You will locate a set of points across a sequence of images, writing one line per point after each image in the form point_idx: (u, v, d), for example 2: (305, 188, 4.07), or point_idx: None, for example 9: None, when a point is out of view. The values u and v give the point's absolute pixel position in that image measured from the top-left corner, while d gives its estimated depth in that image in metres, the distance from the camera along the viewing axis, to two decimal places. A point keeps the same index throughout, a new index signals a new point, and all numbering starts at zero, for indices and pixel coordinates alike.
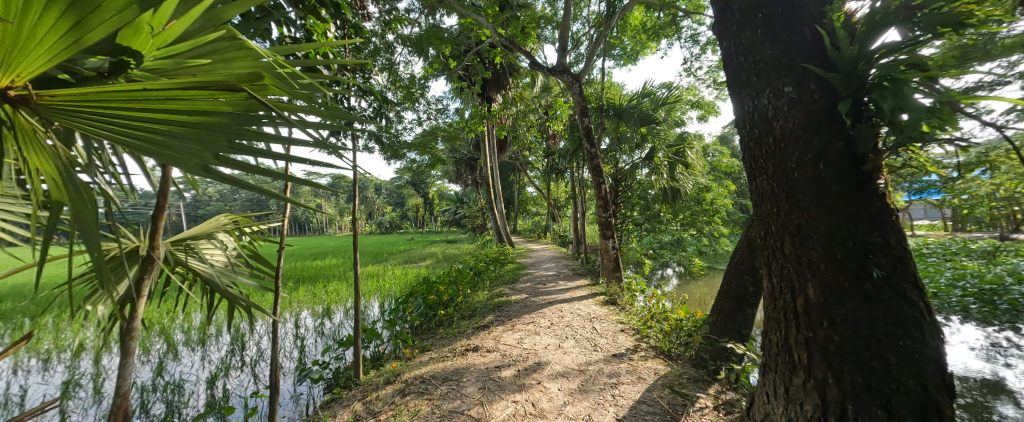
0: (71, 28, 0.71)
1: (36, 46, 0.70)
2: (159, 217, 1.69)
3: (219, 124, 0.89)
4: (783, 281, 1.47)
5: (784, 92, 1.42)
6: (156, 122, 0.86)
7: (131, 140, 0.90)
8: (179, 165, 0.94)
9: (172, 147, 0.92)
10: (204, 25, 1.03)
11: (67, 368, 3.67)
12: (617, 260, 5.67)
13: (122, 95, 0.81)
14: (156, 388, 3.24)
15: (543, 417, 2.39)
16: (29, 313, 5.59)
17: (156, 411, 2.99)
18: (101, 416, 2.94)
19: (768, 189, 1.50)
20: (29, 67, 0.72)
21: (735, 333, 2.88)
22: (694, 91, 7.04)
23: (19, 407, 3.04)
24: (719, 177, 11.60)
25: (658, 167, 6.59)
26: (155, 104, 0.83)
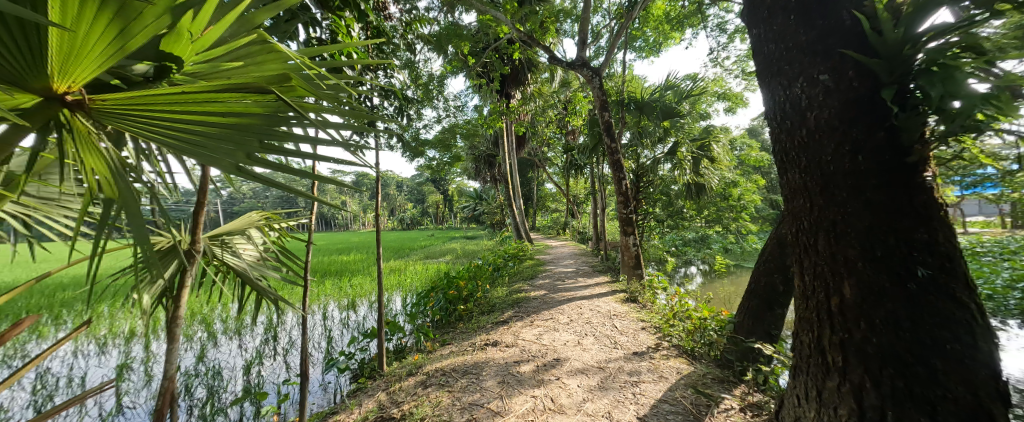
0: (119, 33, 0.77)
1: (88, 50, 0.76)
2: (198, 213, 1.78)
3: (252, 126, 0.94)
4: (817, 280, 1.40)
5: (819, 80, 1.35)
6: (193, 123, 0.90)
7: (172, 140, 0.94)
8: (215, 164, 0.99)
9: (207, 147, 0.96)
10: (237, 30, 1.06)
11: (120, 352, 3.92)
12: (638, 257, 5.57)
13: (160, 98, 0.85)
14: (198, 373, 3.41)
15: (562, 412, 2.38)
16: (86, 301, 6.00)
17: (198, 394, 3.16)
18: (151, 397, 3.13)
19: (801, 184, 1.43)
20: (82, 72, 0.79)
21: (764, 333, 2.76)
22: (720, 82, 6.81)
23: (81, 386, 3.29)
24: (747, 172, 11.18)
25: (681, 162, 6.42)
26: (193, 107, 0.87)
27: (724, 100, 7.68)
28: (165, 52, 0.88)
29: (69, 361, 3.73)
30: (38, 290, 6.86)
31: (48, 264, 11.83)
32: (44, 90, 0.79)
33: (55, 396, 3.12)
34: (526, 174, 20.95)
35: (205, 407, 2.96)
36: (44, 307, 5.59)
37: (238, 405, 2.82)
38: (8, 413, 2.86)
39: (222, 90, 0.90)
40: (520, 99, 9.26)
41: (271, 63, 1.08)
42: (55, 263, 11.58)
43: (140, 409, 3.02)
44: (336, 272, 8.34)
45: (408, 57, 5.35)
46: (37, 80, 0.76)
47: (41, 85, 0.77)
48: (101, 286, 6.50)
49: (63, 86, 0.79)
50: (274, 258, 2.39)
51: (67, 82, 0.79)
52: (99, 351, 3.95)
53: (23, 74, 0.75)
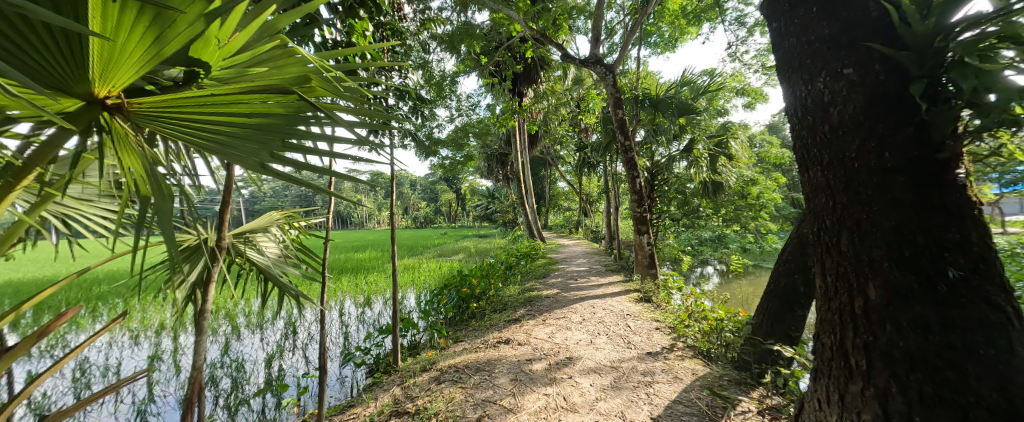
0: (153, 41, 0.83)
1: (125, 57, 0.82)
2: (224, 211, 1.83)
3: (275, 126, 1.00)
4: (840, 281, 1.36)
5: (843, 74, 1.30)
6: (221, 125, 0.97)
7: (204, 140, 1.02)
8: (242, 162, 1.07)
9: (235, 146, 1.03)
10: (262, 36, 1.08)
11: (151, 343, 4.09)
12: (653, 257, 5.50)
13: (188, 100, 0.91)
14: (223, 364, 3.53)
15: (575, 411, 2.37)
16: (119, 295, 6.26)
17: (223, 385, 3.26)
18: (180, 388, 3.25)
19: (823, 181, 1.39)
20: (120, 77, 0.85)
21: (784, 335, 2.66)
22: (739, 77, 6.64)
23: (116, 375, 3.44)
24: (766, 170, 10.90)
25: (698, 159, 6.30)
26: (221, 109, 0.94)
27: (742, 96, 7.49)
28: (194, 58, 0.92)
29: (106, 351, 3.92)
30: (76, 284, 7.22)
31: (85, 260, 12.46)
32: (86, 94, 0.85)
33: (93, 384, 3.27)
34: (538, 172, 20.90)
35: (230, 397, 3.06)
36: (81, 300, 5.88)
37: (259, 397, 2.90)
38: (50, 399, 3.02)
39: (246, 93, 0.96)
40: (532, 97, 9.24)
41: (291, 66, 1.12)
42: (92, 260, 12.18)
43: (170, 398, 3.14)
44: (352, 269, 8.49)
45: (422, 56, 5.39)
46: (80, 84, 0.83)
47: (83, 90, 0.85)
48: (133, 280, 6.79)
49: (103, 91, 0.86)
50: (295, 256, 2.44)
51: (107, 87, 0.85)
52: (132, 341, 4.13)
53: (68, 80, 0.82)
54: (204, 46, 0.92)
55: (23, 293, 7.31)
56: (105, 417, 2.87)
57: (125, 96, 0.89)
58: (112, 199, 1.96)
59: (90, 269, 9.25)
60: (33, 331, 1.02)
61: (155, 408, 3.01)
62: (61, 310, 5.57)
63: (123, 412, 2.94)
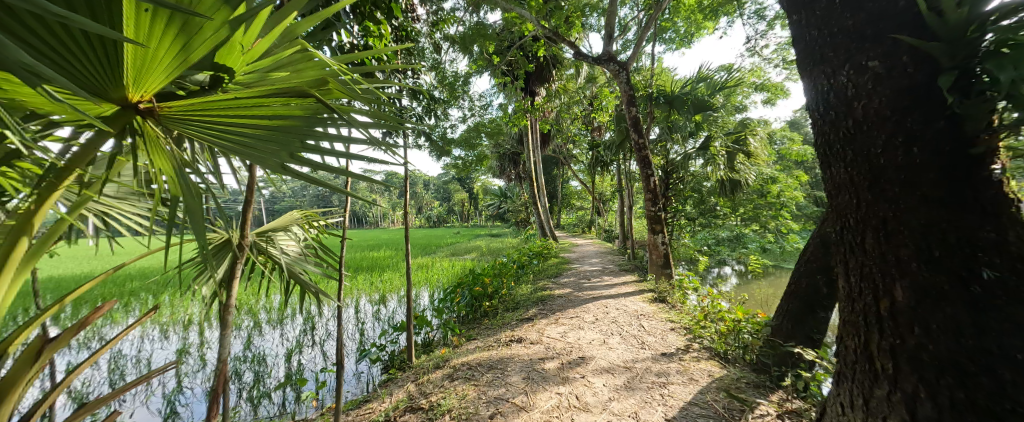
0: (181, 47, 0.88)
1: (157, 64, 0.88)
2: (247, 211, 1.89)
3: (294, 127, 1.07)
4: (864, 282, 1.31)
5: (868, 67, 1.25)
6: (244, 127, 1.05)
7: (226, 143, 1.09)
8: (264, 164, 1.12)
9: (256, 148, 1.10)
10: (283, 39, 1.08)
11: (179, 337, 4.24)
12: (667, 256, 5.42)
13: (214, 103, 0.99)
14: (246, 359, 3.64)
15: (588, 411, 2.35)
16: (149, 291, 6.52)
17: (247, 378, 3.37)
18: (206, 380, 3.37)
19: (847, 179, 1.34)
20: (151, 82, 0.92)
21: (805, 338, 2.54)
22: (757, 72, 6.48)
23: (147, 366, 3.59)
24: (787, 167, 10.60)
25: (714, 157, 6.18)
26: (244, 111, 1.02)
27: (761, 91, 7.30)
28: (219, 63, 0.97)
29: (138, 344, 4.09)
30: (111, 279, 7.57)
31: (120, 257, 13.06)
32: (122, 99, 0.93)
33: (127, 375, 3.42)
34: (550, 172, 20.85)
35: (252, 390, 3.16)
36: (115, 295, 6.16)
37: (281, 390, 2.99)
38: (89, 389, 3.17)
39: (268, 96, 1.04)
40: (545, 96, 9.22)
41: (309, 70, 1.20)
42: (128, 256, 12.84)
43: (197, 390, 3.25)
44: (368, 267, 8.62)
45: (435, 57, 5.45)
46: (116, 90, 0.90)
47: (119, 96, 0.92)
48: (164, 276, 7.08)
49: (137, 95, 0.93)
50: (314, 254, 2.49)
51: (140, 92, 0.93)
52: (161, 335, 4.29)
53: (107, 86, 0.89)
54: (230, 51, 0.98)
55: (63, 287, 7.70)
56: (138, 407, 2.99)
57: (156, 101, 0.97)
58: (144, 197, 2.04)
59: (123, 266, 9.67)
60: (74, 325, 1.16)
61: (184, 399, 3.12)
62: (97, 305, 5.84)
63: (154, 402, 3.07)
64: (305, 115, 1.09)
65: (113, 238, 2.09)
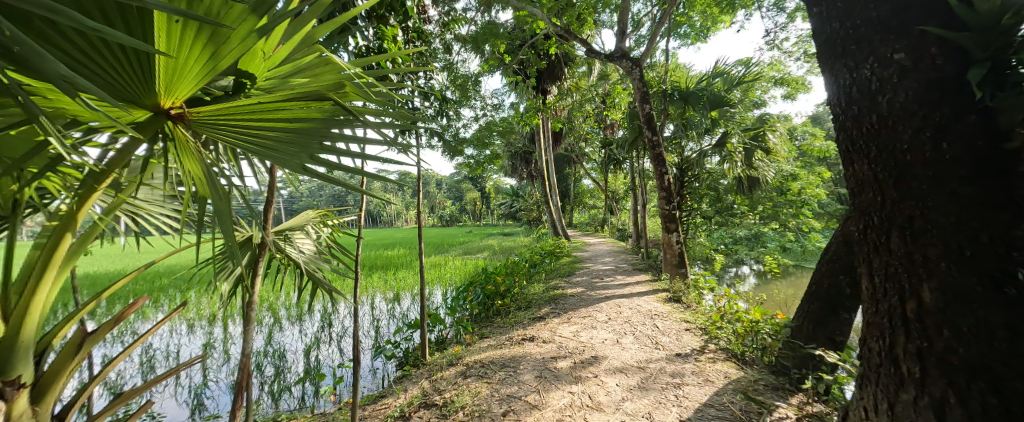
0: (209, 56, 0.99)
1: (186, 70, 0.98)
2: (267, 209, 1.94)
3: (313, 129, 1.15)
4: (889, 282, 1.25)
5: (893, 60, 1.17)
6: (267, 129, 1.13)
7: (251, 144, 1.18)
8: (284, 164, 1.19)
9: (278, 149, 1.18)
10: (302, 45, 1.21)
11: (204, 332, 4.38)
12: (682, 255, 5.33)
13: (238, 107, 1.07)
14: (267, 353, 3.74)
15: (600, 410, 2.34)
16: (177, 288, 6.75)
17: (268, 372, 3.46)
18: (232, 372, 3.48)
19: (868, 175, 1.28)
20: (180, 89, 1.02)
21: (827, 340, 2.44)
22: (777, 66, 6.32)
23: (175, 359, 3.73)
24: (808, 164, 10.29)
25: (732, 154, 6.06)
26: (266, 114, 1.11)
27: (781, 86, 7.12)
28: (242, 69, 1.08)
29: (166, 338, 4.25)
30: (142, 276, 7.88)
31: (150, 255, 13.60)
32: (154, 105, 1.02)
33: (157, 367, 3.55)
34: (563, 170, 20.75)
35: (274, 384, 3.25)
36: (145, 291, 6.40)
37: (300, 385, 3.06)
38: (122, 380, 3.31)
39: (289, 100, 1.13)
40: (556, 94, 9.19)
41: (326, 73, 1.27)
42: (157, 255, 13.48)
43: (222, 383, 3.35)
44: (382, 266, 8.72)
45: (448, 57, 5.49)
46: (150, 98, 1.00)
47: (151, 102, 1.01)
48: (190, 274, 7.35)
49: (168, 102, 1.04)
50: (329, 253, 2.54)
51: (171, 99, 1.03)
52: (188, 330, 4.44)
53: (139, 94, 0.98)
54: (252, 58, 1.08)
55: (99, 283, 8.07)
56: (167, 399, 3.10)
57: (186, 106, 1.07)
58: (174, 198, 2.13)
59: (154, 262, 10.08)
60: (110, 319, 1.24)
61: (210, 392, 3.22)
62: (129, 301, 6.08)
63: (182, 394, 3.19)
64: (322, 118, 1.17)
65: (145, 238, 2.20)
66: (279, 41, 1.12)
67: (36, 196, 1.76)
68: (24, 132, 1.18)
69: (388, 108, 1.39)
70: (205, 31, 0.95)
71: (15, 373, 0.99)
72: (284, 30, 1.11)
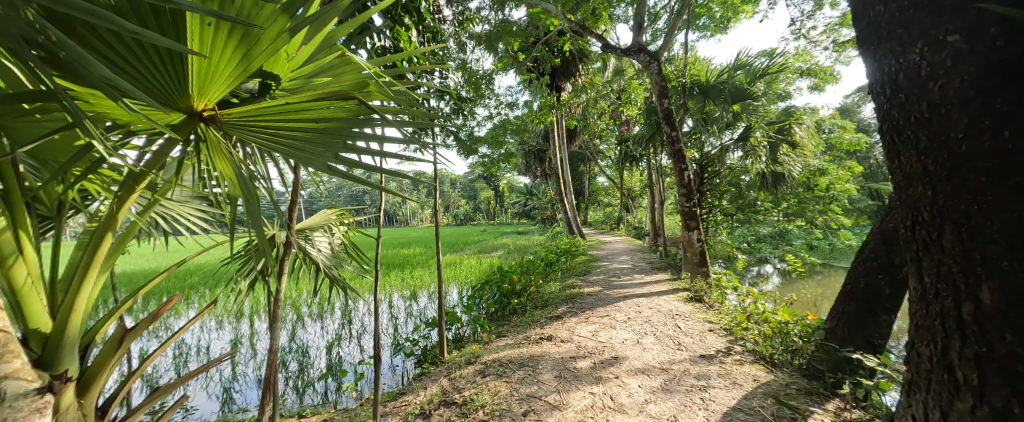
0: (241, 57, 1.00)
1: (218, 72, 1.00)
2: (292, 209, 1.98)
3: (337, 129, 1.14)
4: (941, 282, 1.17)
5: (946, 43, 1.08)
6: (294, 130, 1.14)
7: (277, 145, 1.19)
8: (310, 164, 1.20)
9: (302, 149, 1.19)
10: (323, 46, 1.20)
11: (232, 327, 4.54)
12: (703, 254, 5.19)
13: (267, 107, 1.09)
14: (291, 350, 3.82)
15: (623, 412, 2.29)
16: (205, 285, 7.01)
17: (292, 367, 3.55)
18: (258, 367, 3.58)
19: (918, 168, 1.19)
20: (212, 91, 1.04)
21: (865, 343, 2.31)
22: (803, 56, 6.05)
23: (207, 354, 3.87)
24: (836, 158, 9.87)
25: (755, 148, 5.86)
26: (293, 115, 1.12)
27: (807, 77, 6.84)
28: (269, 71, 1.10)
29: (198, 333, 4.42)
30: (174, 274, 8.24)
31: (180, 254, 14.25)
32: (188, 108, 1.05)
33: (190, 362, 3.69)
34: (577, 168, 20.59)
35: (298, 379, 3.34)
36: (177, 289, 6.67)
37: (322, 380, 3.12)
38: (158, 373, 3.47)
39: (314, 101, 1.14)
40: (570, 91, 9.11)
41: (348, 74, 1.28)
42: (188, 253, 14.13)
43: (249, 377, 3.45)
44: (399, 264, 8.83)
45: (462, 56, 5.49)
46: (184, 100, 1.03)
47: (186, 105, 1.04)
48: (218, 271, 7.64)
49: (201, 105, 1.06)
50: (348, 253, 2.59)
51: (204, 101, 1.05)
52: (217, 325, 4.60)
53: (174, 96, 1.01)
54: (277, 60, 1.10)
55: (135, 281, 8.49)
56: (199, 392, 3.22)
57: (218, 108, 1.09)
58: (204, 199, 2.20)
59: (186, 260, 10.54)
60: (147, 316, 1.28)
61: (238, 386, 3.33)
62: (161, 298, 6.35)
63: (213, 387, 3.30)
64: (345, 118, 1.16)
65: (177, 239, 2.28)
66: (302, 42, 1.13)
67: (78, 198, 1.84)
68: (68, 137, 1.22)
69: (406, 107, 1.39)
70: (238, 30, 0.96)
71: (63, 368, 1.01)
72: (306, 31, 1.11)
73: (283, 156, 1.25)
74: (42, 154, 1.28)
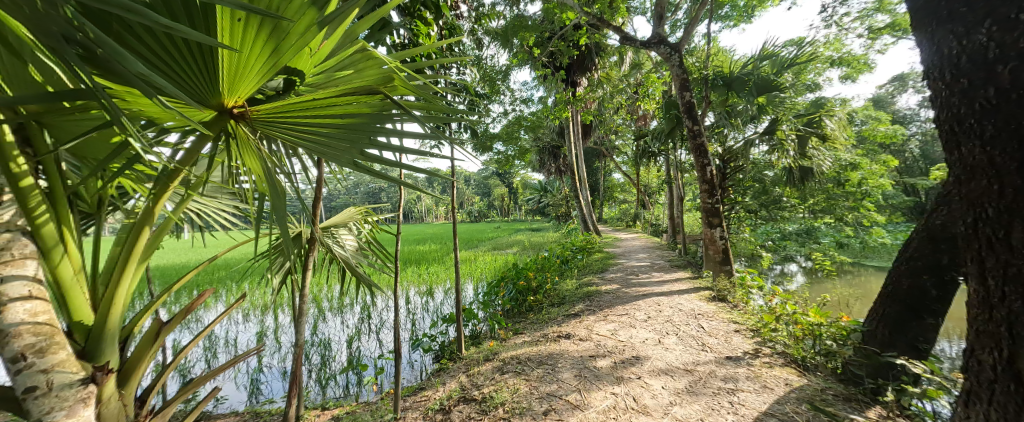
0: (270, 53, 1.00)
1: (247, 67, 1.00)
2: (317, 206, 2.00)
3: (360, 125, 1.13)
4: (1008, 285, 1.10)
5: (1017, 21, 1.06)
6: (319, 126, 1.14)
7: (305, 141, 1.19)
8: (336, 160, 1.20)
9: (328, 146, 1.18)
10: (346, 41, 1.18)
11: (257, 320, 4.68)
12: (726, 252, 5.02)
13: (296, 104, 1.09)
14: (314, 343, 3.91)
15: (647, 414, 2.23)
16: (231, 280, 7.24)
17: (316, 360, 3.62)
18: (283, 360, 3.67)
19: (982, 157, 1.14)
20: (242, 88, 1.04)
21: (909, 347, 2.18)
22: (834, 44, 5.76)
23: (236, 346, 4.00)
24: (869, 152, 9.41)
25: (782, 142, 5.54)
26: (319, 111, 1.12)
27: (838, 67, 6.53)
28: (293, 68, 1.10)
29: (227, 326, 4.59)
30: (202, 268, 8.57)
31: (209, 249, 14.82)
32: (219, 105, 1.06)
33: (219, 354, 3.82)
34: (593, 164, 20.36)
35: (321, 371, 3.41)
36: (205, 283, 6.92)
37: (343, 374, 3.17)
38: (191, 364, 3.61)
39: (339, 97, 1.13)
40: (586, 86, 8.98)
41: (370, 69, 1.26)
42: (216, 249, 14.72)
43: (275, 369, 3.55)
44: (416, 261, 8.92)
45: (477, 52, 5.46)
46: (215, 97, 1.03)
47: (216, 102, 1.05)
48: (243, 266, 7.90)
49: (231, 102, 1.07)
50: (369, 250, 2.61)
51: (234, 98, 1.06)
52: (244, 318, 4.75)
53: (205, 93, 1.02)
54: (301, 56, 1.09)
55: (167, 275, 8.87)
56: (228, 382, 3.32)
57: (248, 105, 1.10)
58: (232, 195, 2.25)
59: (216, 255, 11.00)
60: (182, 309, 1.30)
61: (265, 377, 3.42)
62: (192, 292, 6.62)
63: (241, 378, 3.40)
64: (370, 113, 1.15)
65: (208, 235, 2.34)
66: (324, 36, 1.11)
67: (117, 195, 1.91)
68: (106, 134, 1.26)
69: (426, 102, 1.37)
70: (267, 24, 0.96)
71: (105, 359, 1.04)
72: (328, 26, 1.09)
73: (309, 153, 1.25)
74: (82, 151, 1.32)
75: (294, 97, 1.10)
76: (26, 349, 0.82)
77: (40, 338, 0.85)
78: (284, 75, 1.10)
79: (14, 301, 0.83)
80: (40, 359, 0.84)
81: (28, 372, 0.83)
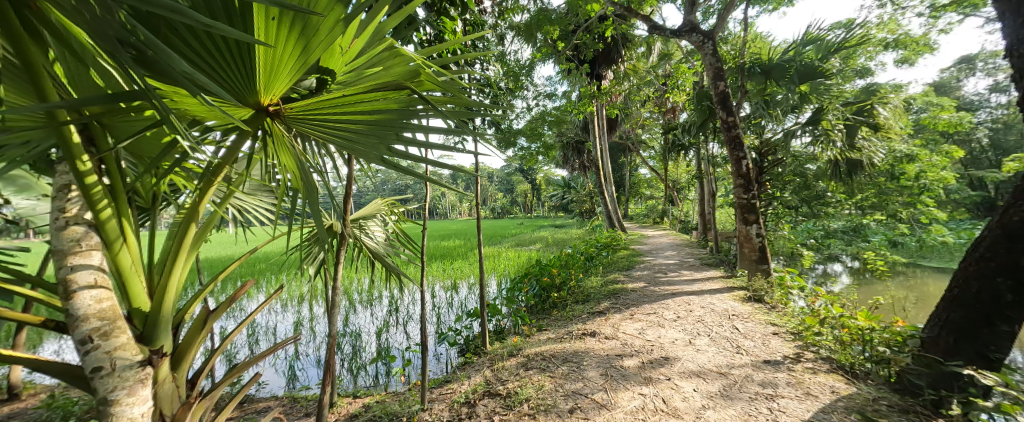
0: (301, 52, 1.00)
1: (281, 66, 1.00)
2: (346, 199, 2.02)
3: (388, 121, 1.10)
4: None
5: None
6: (349, 122, 1.12)
7: (335, 138, 1.18)
8: (366, 156, 1.19)
9: (358, 143, 1.17)
10: (374, 40, 1.17)
11: (294, 311, 4.87)
12: (763, 250, 4.75)
13: (327, 101, 1.09)
14: (346, 333, 4.01)
15: (677, 417, 2.13)
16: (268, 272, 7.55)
17: (347, 350, 3.72)
18: (317, 349, 3.79)
19: None
20: (277, 86, 1.05)
21: (977, 356, 1.96)
22: (889, 24, 5.29)
23: (275, 335, 4.17)
24: (926, 142, 8.64)
25: (828, 132, 5.19)
26: (350, 108, 1.11)
27: (893, 49, 6.00)
28: (324, 66, 1.09)
29: (267, 315, 4.81)
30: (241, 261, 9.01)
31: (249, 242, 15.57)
32: (257, 104, 1.07)
33: (260, 341, 3.99)
34: (618, 159, 19.87)
35: (352, 360, 3.49)
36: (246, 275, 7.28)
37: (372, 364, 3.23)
38: (235, 350, 3.80)
39: (367, 93, 1.11)
40: (612, 79, 8.73)
41: (396, 67, 1.24)
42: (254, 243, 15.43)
43: (311, 357, 3.67)
44: (440, 256, 9.00)
45: (499, 46, 5.38)
46: (253, 96, 1.05)
47: (255, 100, 1.06)
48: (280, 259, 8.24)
49: (267, 100, 1.08)
50: (398, 242, 2.63)
51: (269, 96, 1.07)
52: (281, 308, 4.96)
53: (243, 91, 1.03)
54: (331, 55, 1.09)
55: (209, 267, 9.37)
56: (268, 368, 3.47)
57: (282, 103, 1.11)
58: (270, 192, 2.36)
59: (254, 249, 11.52)
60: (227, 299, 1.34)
61: (300, 364, 3.54)
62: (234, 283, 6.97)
63: (279, 364, 3.54)
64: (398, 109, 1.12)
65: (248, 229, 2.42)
66: (354, 34, 1.10)
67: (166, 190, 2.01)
68: (158, 133, 1.30)
69: (451, 98, 1.34)
70: (298, 22, 0.95)
71: (160, 344, 1.08)
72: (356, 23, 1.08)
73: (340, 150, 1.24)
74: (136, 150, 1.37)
75: (326, 94, 1.10)
76: (93, 332, 0.90)
77: (104, 322, 0.92)
78: (315, 74, 1.09)
79: (82, 288, 0.90)
80: (104, 342, 0.92)
81: (96, 352, 0.91)
